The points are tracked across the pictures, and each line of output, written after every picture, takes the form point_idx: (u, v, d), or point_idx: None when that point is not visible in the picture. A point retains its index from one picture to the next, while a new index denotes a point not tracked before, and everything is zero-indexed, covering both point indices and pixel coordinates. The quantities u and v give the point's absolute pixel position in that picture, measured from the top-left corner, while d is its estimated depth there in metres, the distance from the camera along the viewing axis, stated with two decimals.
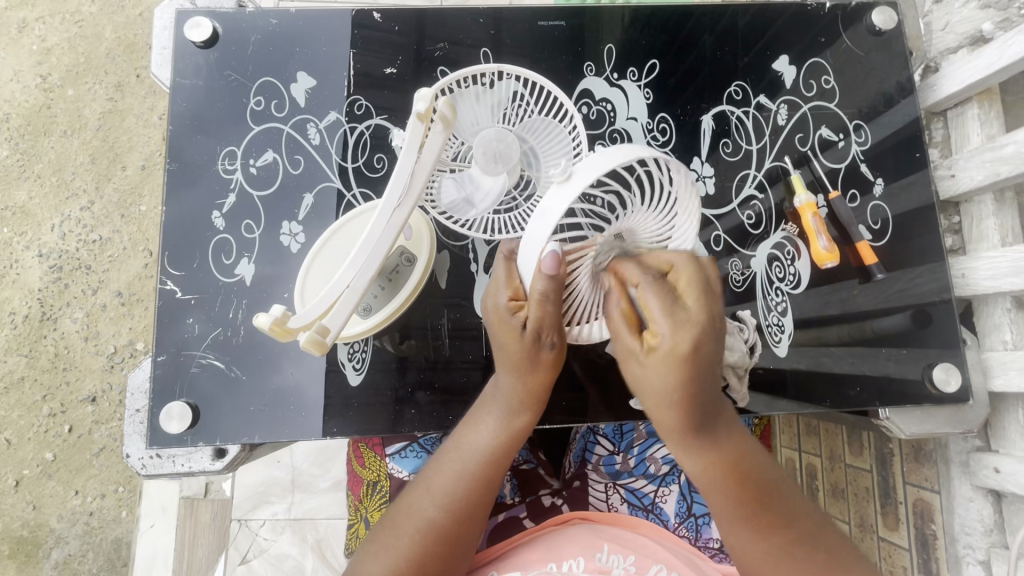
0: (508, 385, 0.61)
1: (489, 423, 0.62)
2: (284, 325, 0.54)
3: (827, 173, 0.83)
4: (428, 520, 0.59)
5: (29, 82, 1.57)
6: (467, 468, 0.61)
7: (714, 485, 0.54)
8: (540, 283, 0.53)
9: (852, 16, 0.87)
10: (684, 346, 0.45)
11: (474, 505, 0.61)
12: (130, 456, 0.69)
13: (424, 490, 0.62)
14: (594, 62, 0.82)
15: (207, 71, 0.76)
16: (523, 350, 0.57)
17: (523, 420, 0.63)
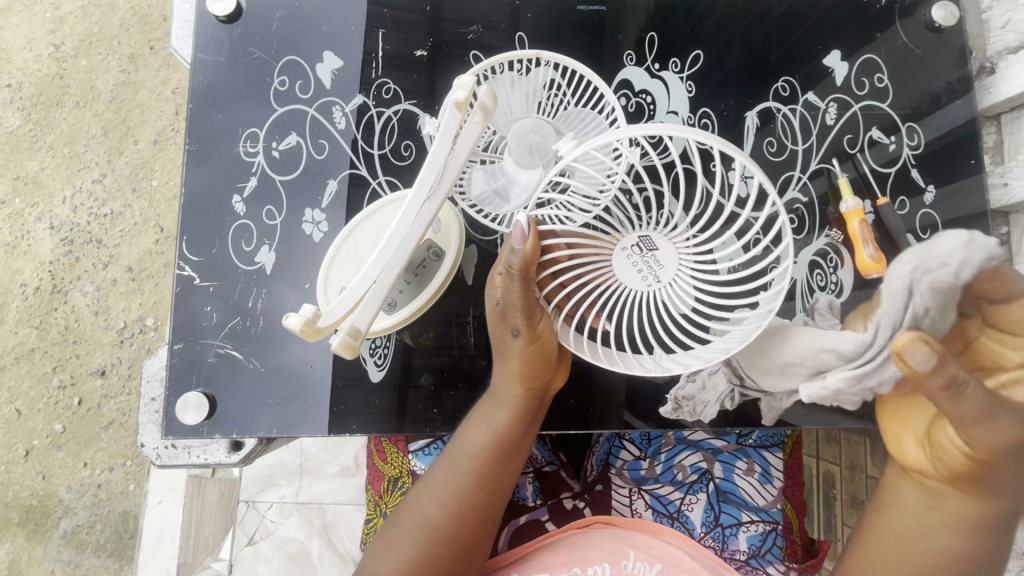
0: (498, 374, 0.66)
1: (480, 417, 0.65)
2: (313, 326, 0.53)
3: (874, 175, 0.79)
4: (428, 517, 0.62)
5: (42, 50, 1.54)
6: (460, 465, 0.64)
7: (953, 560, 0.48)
8: (511, 256, 0.56)
9: (909, 9, 0.82)
10: None
11: (464, 497, 0.62)
12: (144, 446, 0.67)
13: (429, 486, 0.64)
14: (634, 52, 0.78)
15: (230, 48, 0.73)
16: (499, 330, 0.63)
17: (509, 414, 0.65)
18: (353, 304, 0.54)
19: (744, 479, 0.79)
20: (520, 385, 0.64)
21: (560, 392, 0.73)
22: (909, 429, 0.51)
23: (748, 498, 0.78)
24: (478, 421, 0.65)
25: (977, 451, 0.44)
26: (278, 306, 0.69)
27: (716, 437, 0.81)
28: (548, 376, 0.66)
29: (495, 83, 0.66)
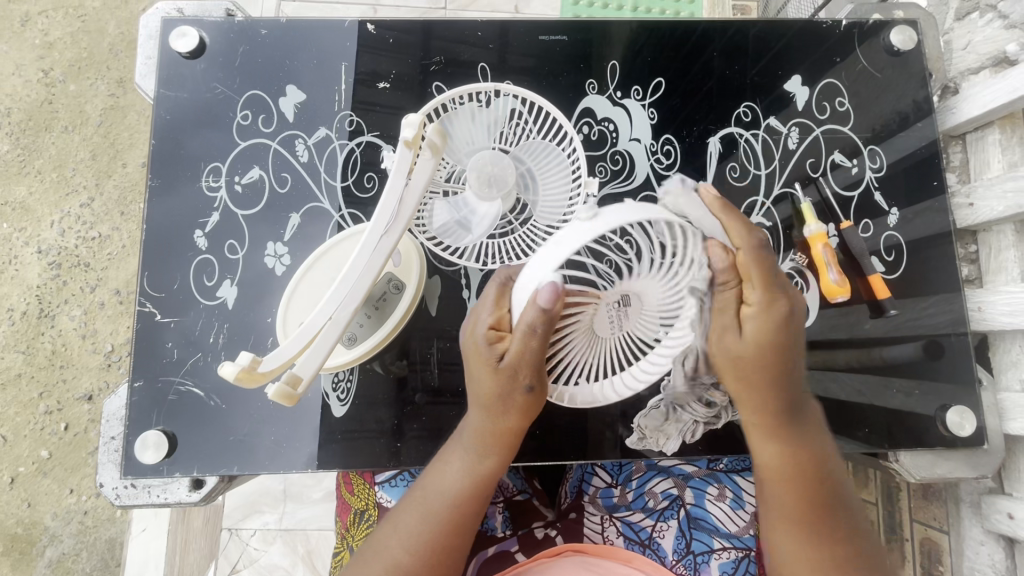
0: (478, 421, 0.61)
1: (455, 465, 0.61)
2: (252, 370, 0.52)
3: (837, 200, 0.79)
4: (394, 561, 0.56)
5: (31, 76, 1.55)
6: (435, 509, 0.59)
7: (790, 480, 0.59)
8: (533, 314, 0.52)
9: (869, 33, 0.83)
10: (774, 317, 0.56)
11: (440, 548, 0.57)
12: (103, 486, 0.66)
13: (394, 527, 0.59)
14: (597, 80, 0.79)
15: (194, 83, 0.73)
16: (499, 385, 0.57)
17: (489, 463, 0.60)
18: (303, 346, 0.54)
19: (715, 505, 0.78)
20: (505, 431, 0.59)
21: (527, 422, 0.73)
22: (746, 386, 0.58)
23: (720, 524, 0.77)
24: (456, 462, 0.61)
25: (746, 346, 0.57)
26: (240, 341, 0.68)
27: (686, 463, 0.82)
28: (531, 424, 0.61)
29: (455, 116, 0.66)
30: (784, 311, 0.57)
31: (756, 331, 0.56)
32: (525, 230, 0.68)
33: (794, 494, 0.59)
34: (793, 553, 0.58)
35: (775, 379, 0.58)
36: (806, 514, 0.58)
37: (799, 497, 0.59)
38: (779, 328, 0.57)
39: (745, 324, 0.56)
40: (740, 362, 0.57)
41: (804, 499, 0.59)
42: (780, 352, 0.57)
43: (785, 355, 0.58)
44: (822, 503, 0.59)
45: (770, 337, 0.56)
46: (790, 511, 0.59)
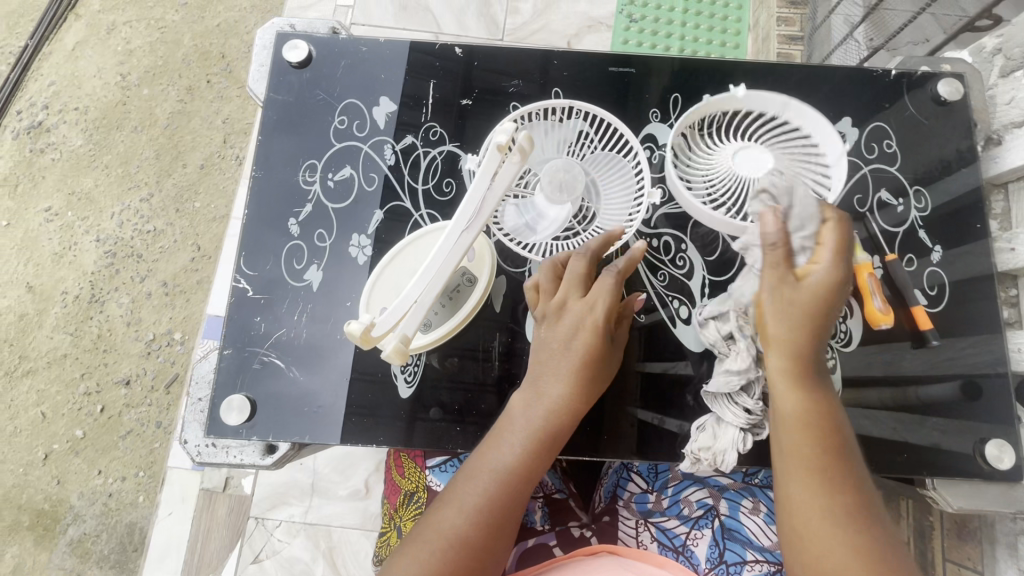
0: (556, 387, 0.65)
1: (516, 438, 0.63)
2: (367, 335, 0.58)
3: (884, 235, 0.84)
4: (461, 536, 0.57)
5: (110, 80, 1.70)
6: (494, 486, 0.60)
7: (807, 429, 0.56)
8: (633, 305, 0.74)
9: (917, 83, 0.88)
10: (827, 279, 0.55)
11: (499, 512, 0.59)
12: (187, 442, 0.72)
13: (454, 503, 0.59)
14: (660, 109, 0.86)
15: (298, 89, 0.82)
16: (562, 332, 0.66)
17: (558, 429, 0.64)
18: (403, 320, 0.60)
19: (750, 518, 0.80)
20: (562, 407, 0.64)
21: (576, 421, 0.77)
22: (785, 327, 0.57)
23: (754, 537, 0.78)
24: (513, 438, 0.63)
25: (776, 298, 0.57)
26: (320, 321, 0.75)
27: (722, 475, 0.85)
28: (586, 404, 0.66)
29: (533, 129, 0.75)
30: (847, 280, 0.56)
31: (815, 279, 0.55)
32: (590, 233, 0.74)
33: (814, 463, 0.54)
34: (802, 497, 0.53)
35: (813, 333, 0.56)
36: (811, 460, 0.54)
37: (807, 451, 0.55)
38: (825, 288, 0.55)
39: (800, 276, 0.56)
40: (787, 326, 0.56)
41: (813, 450, 0.55)
42: (831, 307, 0.56)
43: (834, 311, 0.56)
44: (833, 465, 0.54)
45: (812, 294, 0.55)
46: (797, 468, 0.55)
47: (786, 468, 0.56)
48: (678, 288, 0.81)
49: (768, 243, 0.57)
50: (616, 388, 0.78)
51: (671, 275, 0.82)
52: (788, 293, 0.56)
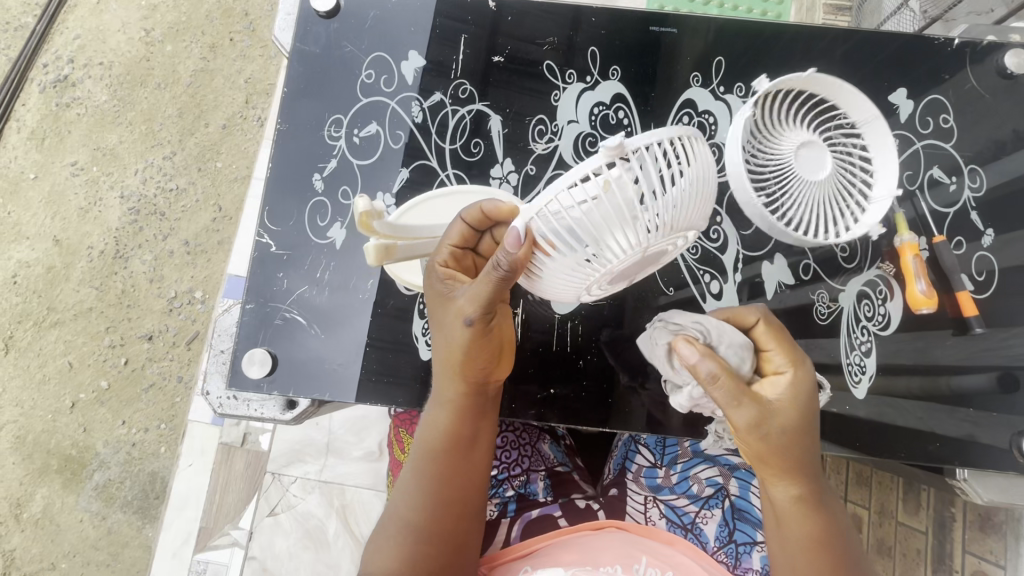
0: (441, 366, 0.63)
1: (441, 418, 0.64)
2: (368, 220, 0.55)
3: (933, 215, 0.79)
4: (406, 519, 0.61)
5: (134, 35, 1.68)
6: (423, 468, 0.62)
7: (803, 523, 0.57)
8: (500, 253, 0.52)
9: (982, 53, 0.82)
10: (794, 394, 0.57)
11: (444, 502, 0.61)
12: (209, 394, 0.73)
13: (403, 495, 0.63)
14: (701, 73, 0.81)
15: (326, 40, 0.79)
16: (445, 315, 0.60)
17: (457, 398, 0.63)
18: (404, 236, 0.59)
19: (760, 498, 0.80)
20: (460, 373, 0.62)
21: (596, 396, 0.76)
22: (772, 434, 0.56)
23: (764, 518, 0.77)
24: (435, 419, 0.64)
25: (762, 416, 0.55)
26: (342, 280, 0.74)
27: (733, 454, 0.83)
28: (489, 368, 0.63)
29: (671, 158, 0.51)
30: (813, 394, 0.58)
31: (784, 396, 0.57)
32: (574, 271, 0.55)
33: (819, 558, 0.56)
34: None
35: (804, 439, 0.57)
36: (816, 556, 0.56)
37: (807, 547, 0.56)
38: (791, 413, 0.57)
39: (766, 401, 0.56)
40: (764, 438, 0.56)
41: (821, 547, 0.56)
42: (803, 424, 0.57)
43: (812, 423, 0.58)
44: (842, 563, 0.56)
45: (794, 413, 0.57)
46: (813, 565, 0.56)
47: (790, 560, 0.57)
48: (710, 262, 0.78)
49: (707, 373, 0.55)
50: (642, 364, 0.77)
51: (704, 249, 0.79)
52: (763, 414, 0.55)
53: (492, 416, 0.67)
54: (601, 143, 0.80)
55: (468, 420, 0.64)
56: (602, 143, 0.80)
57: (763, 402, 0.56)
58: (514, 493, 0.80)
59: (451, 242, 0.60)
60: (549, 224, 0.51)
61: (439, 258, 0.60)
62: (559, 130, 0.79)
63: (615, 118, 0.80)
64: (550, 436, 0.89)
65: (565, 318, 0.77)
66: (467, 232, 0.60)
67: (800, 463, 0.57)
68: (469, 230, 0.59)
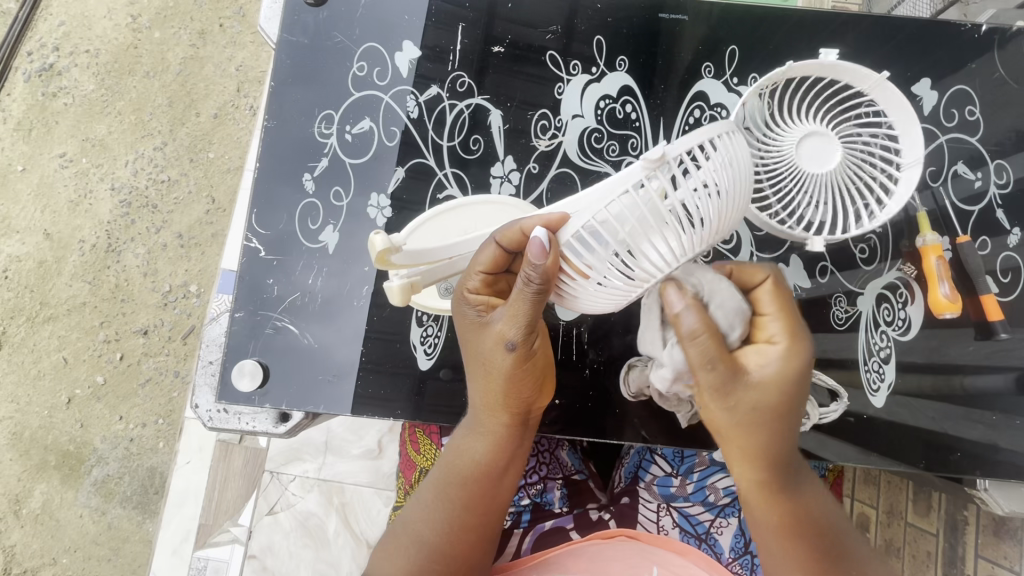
0: (478, 388, 0.59)
1: (476, 444, 0.60)
2: (385, 255, 0.54)
3: (957, 213, 0.76)
4: (422, 537, 0.58)
5: (120, 20, 1.61)
6: (449, 491, 0.59)
7: (770, 496, 0.54)
8: (530, 268, 0.49)
9: (1011, 41, 0.78)
10: (781, 366, 0.51)
11: (468, 527, 0.59)
12: (198, 407, 0.70)
13: (421, 514, 0.60)
14: (713, 63, 0.77)
15: (314, 30, 0.74)
16: (481, 339, 0.56)
17: (499, 424, 0.60)
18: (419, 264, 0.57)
19: None
20: (502, 401, 0.58)
21: (601, 405, 0.73)
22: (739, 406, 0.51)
23: None
24: (470, 445, 0.61)
25: (730, 389, 0.50)
26: (336, 286, 0.71)
27: None
28: (530, 396, 0.59)
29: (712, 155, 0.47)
30: (803, 365, 0.52)
31: (768, 367, 0.51)
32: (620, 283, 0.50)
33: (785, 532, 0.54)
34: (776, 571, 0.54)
35: (782, 414, 0.52)
36: (782, 531, 0.54)
37: (774, 519, 0.54)
38: (772, 388, 0.51)
39: (744, 373, 0.51)
40: (732, 411, 0.51)
41: (789, 521, 0.54)
42: (786, 402, 0.52)
43: (798, 396, 0.52)
44: (809, 549, 0.53)
45: (775, 385, 0.51)
46: (775, 545, 0.54)
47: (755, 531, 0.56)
48: None
49: (685, 331, 0.50)
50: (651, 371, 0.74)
51: (717, 251, 0.75)
52: (730, 387, 0.50)
53: (529, 445, 0.64)
54: (608, 139, 0.75)
55: (506, 449, 0.61)
56: (609, 139, 0.75)
57: (739, 371, 0.50)
58: (529, 502, 0.78)
59: (480, 268, 0.55)
60: (584, 234, 0.49)
61: (469, 284, 0.56)
62: (563, 126, 0.75)
63: (622, 112, 0.76)
64: (567, 443, 0.86)
65: (571, 324, 0.74)
66: (502, 255, 0.54)
67: (776, 438, 0.53)
68: (505, 253, 0.54)
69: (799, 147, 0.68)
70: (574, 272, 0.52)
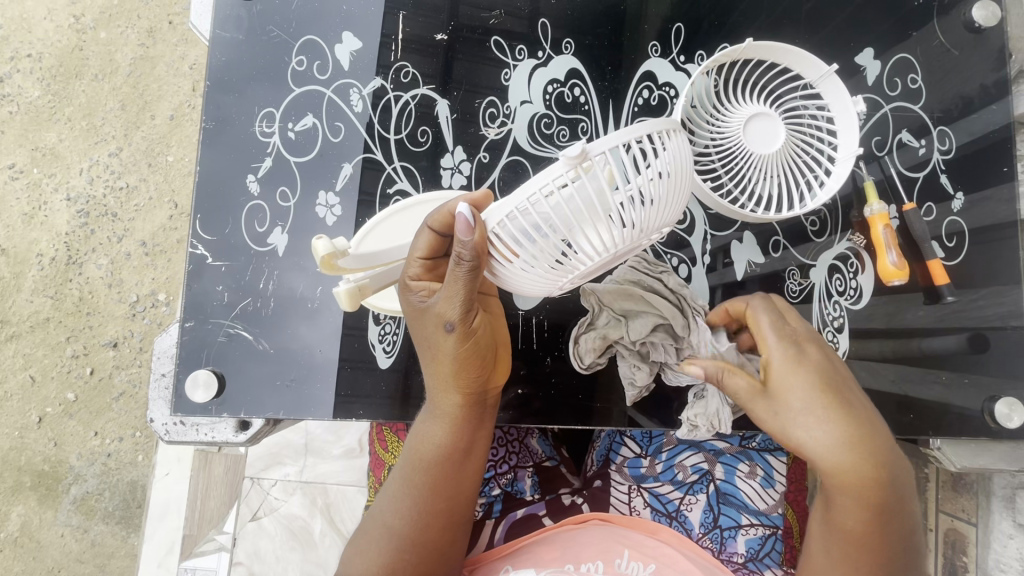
0: (428, 372, 0.59)
1: (430, 427, 0.60)
2: (332, 259, 0.52)
3: (902, 181, 0.77)
4: (387, 526, 0.58)
5: (62, 22, 1.53)
6: (414, 478, 0.59)
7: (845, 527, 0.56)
8: (457, 247, 0.48)
9: (949, 8, 0.79)
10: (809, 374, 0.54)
11: (430, 512, 0.59)
12: (153, 421, 0.68)
13: (385, 501, 0.60)
14: (660, 42, 0.76)
15: (249, 24, 0.71)
16: (423, 324, 0.55)
17: (452, 404, 0.59)
18: (371, 267, 0.56)
19: (746, 482, 0.80)
20: (451, 383, 0.58)
21: (569, 390, 0.74)
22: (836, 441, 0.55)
23: (749, 501, 0.79)
24: (429, 430, 0.60)
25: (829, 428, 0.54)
26: (289, 288, 0.69)
27: (719, 438, 0.83)
28: (485, 375, 0.59)
29: (647, 146, 0.47)
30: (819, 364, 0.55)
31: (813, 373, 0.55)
32: (554, 270, 0.51)
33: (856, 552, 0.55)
34: None
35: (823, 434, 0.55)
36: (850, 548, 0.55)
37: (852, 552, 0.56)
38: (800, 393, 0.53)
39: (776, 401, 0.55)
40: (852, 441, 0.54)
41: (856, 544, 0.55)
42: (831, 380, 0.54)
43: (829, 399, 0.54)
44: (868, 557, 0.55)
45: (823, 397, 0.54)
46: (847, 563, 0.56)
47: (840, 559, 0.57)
48: (678, 245, 0.75)
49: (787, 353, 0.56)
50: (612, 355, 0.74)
51: (672, 232, 0.75)
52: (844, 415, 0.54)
53: (489, 424, 0.63)
54: (557, 124, 0.75)
55: (465, 431, 0.60)
56: (559, 124, 0.75)
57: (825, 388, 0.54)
58: (500, 492, 0.77)
59: (419, 253, 0.54)
60: (518, 224, 0.48)
61: (410, 272, 0.55)
62: (512, 113, 0.74)
63: (571, 96, 0.75)
64: (538, 430, 0.84)
65: (530, 313, 0.73)
66: (438, 240, 0.54)
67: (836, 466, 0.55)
68: (439, 237, 0.53)
69: (743, 127, 0.67)
70: (504, 259, 0.51)
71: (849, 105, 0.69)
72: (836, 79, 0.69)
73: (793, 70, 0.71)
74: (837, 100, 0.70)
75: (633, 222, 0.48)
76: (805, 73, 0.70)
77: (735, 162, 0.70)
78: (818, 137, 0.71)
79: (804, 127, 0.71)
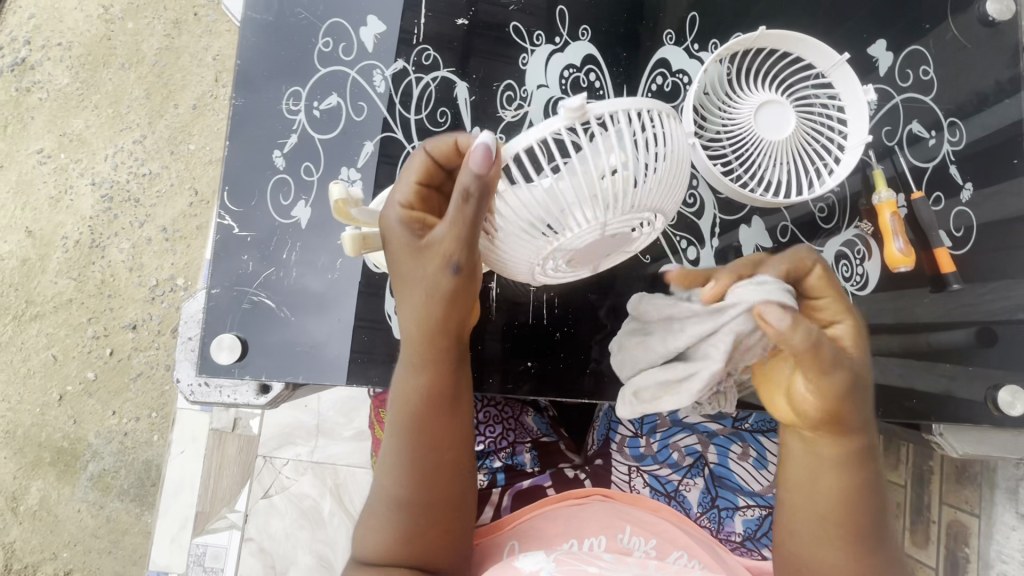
0: (407, 318, 0.57)
1: (411, 373, 0.59)
2: (345, 206, 0.56)
3: (912, 171, 0.78)
4: (394, 490, 0.58)
5: (92, 12, 1.58)
6: (403, 431, 0.59)
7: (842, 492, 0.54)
8: (466, 177, 0.49)
9: (963, 2, 0.80)
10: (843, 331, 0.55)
11: (433, 459, 0.59)
12: (179, 381, 0.71)
13: (385, 465, 0.60)
14: (675, 31, 0.78)
15: (278, 7, 0.74)
16: (411, 263, 0.55)
17: (436, 349, 0.58)
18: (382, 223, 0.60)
19: (739, 464, 0.82)
20: (434, 327, 0.57)
21: (575, 365, 0.76)
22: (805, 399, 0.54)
23: (743, 484, 0.81)
24: (410, 378, 0.59)
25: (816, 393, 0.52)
26: (311, 260, 0.72)
27: (711, 420, 0.84)
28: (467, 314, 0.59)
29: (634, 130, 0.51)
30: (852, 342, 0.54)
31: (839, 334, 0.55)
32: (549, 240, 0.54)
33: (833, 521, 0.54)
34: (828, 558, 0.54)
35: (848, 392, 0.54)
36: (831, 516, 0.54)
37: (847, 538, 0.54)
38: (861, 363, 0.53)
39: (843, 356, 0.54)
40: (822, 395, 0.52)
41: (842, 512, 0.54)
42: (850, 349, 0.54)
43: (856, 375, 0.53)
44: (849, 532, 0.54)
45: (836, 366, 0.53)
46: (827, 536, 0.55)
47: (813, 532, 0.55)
48: (688, 228, 0.76)
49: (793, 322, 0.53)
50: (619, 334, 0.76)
51: (682, 215, 0.77)
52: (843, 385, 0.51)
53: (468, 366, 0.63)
54: None
55: (446, 378, 0.59)
56: None
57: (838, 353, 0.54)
58: (501, 464, 0.79)
59: (414, 178, 0.55)
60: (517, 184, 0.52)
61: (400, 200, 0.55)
62: (528, 96, 0.76)
63: (586, 81, 0.77)
64: (533, 409, 0.87)
65: (541, 291, 0.75)
66: (433, 167, 0.56)
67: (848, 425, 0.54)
68: (435, 163, 0.56)
69: (752, 114, 0.69)
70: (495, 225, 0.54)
71: (859, 94, 0.71)
72: (846, 68, 0.70)
73: (804, 59, 0.72)
74: (847, 88, 0.72)
75: (623, 194, 0.51)
76: (815, 62, 0.72)
77: (745, 147, 0.71)
78: (828, 125, 0.72)
79: (814, 115, 0.72)
